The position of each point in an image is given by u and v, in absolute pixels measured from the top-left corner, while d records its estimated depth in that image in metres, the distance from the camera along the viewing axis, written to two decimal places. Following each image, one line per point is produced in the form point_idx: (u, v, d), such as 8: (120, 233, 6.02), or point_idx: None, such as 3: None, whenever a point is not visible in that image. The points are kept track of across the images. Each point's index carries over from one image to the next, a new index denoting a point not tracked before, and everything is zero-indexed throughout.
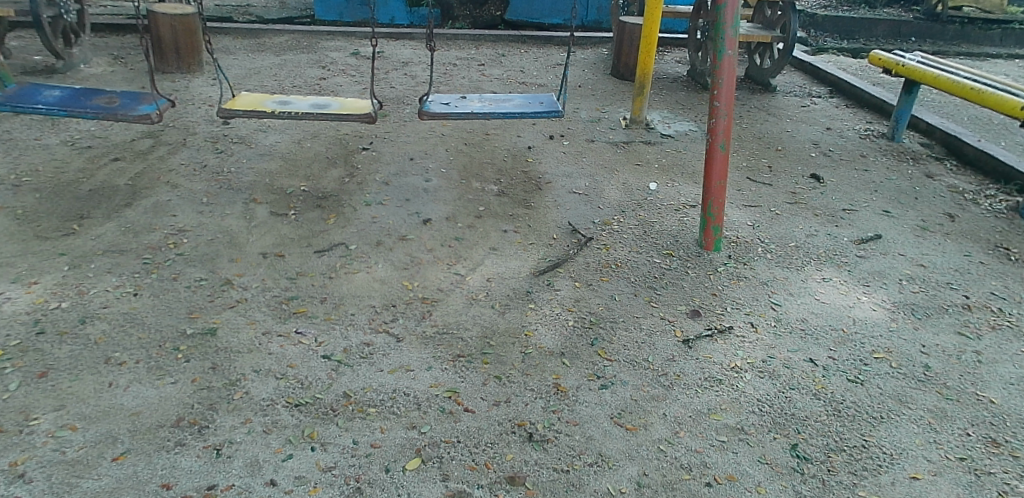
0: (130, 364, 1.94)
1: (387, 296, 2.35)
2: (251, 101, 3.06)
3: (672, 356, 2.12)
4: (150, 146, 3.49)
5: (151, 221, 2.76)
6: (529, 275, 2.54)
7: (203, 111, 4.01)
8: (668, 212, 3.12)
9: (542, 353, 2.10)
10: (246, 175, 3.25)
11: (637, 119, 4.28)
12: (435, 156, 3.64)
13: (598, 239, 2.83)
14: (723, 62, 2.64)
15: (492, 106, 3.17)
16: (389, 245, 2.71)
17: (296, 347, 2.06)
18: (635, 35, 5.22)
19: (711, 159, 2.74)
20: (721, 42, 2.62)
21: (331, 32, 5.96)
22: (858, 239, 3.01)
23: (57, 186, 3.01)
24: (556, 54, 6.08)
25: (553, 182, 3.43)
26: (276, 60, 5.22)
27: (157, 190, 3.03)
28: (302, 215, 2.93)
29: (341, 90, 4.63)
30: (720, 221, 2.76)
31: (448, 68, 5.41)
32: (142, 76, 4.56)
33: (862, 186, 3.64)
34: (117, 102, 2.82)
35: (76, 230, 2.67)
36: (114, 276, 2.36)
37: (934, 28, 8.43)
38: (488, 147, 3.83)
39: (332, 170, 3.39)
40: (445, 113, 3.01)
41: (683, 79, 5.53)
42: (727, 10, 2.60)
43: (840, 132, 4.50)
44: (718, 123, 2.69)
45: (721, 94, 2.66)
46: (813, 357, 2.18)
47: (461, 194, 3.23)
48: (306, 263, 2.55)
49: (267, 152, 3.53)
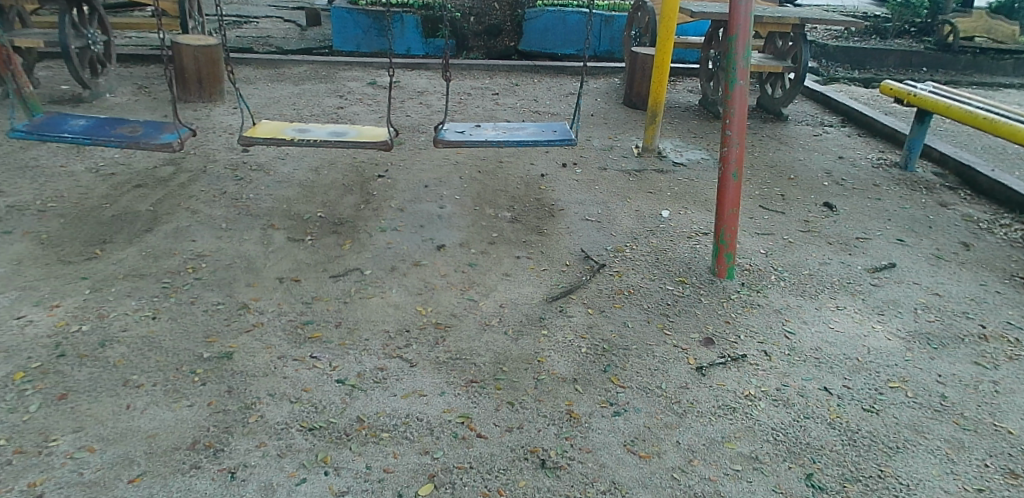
0: (148, 387, 1.96)
1: (401, 321, 2.37)
2: (270, 129, 3.14)
3: (686, 384, 2.12)
4: (171, 173, 3.56)
5: (171, 246, 2.81)
6: (542, 301, 2.55)
7: (223, 139, 4.10)
8: (681, 240, 3.13)
9: (555, 379, 2.10)
10: (265, 201, 3.31)
11: (649, 148, 4.32)
12: (449, 184, 3.68)
13: (611, 266, 2.85)
14: (734, 92, 2.67)
15: (506, 134, 3.22)
16: (404, 271, 2.74)
17: (310, 371, 2.07)
18: (647, 65, 5.30)
19: (723, 187, 2.75)
20: (733, 72, 2.66)
21: (349, 63, 6.09)
22: (872, 268, 3.01)
23: (81, 212, 3.08)
24: (569, 84, 6.16)
25: (566, 209, 3.46)
26: (294, 90, 5.33)
27: (177, 216, 3.09)
28: (319, 240, 2.97)
29: (358, 119, 4.73)
30: (732, 248, 2.76)
31: (463, 97, 5.49)
32: (165, 106, 4.67)
33: (875, 214, 3.64)
34: (141, 130, 2.89)
35: (98, 254, 2.73)
36: (134, 300, 2.40)
37: (946, 58, 8.48)
38: (502, 176, 3.87)
39: (348, 196, 3.44)
40: (459, 141, 3.07)
41: (695, 108, 5.58)
42: (738, 42, 2.64)
43: (853, 161, 4.51)
44: (730, 152, 2.70)
45: (733, 123, 2.68)
46: (828, 386, 2.17)
47: (475, 220, 3.27)
48: (322, 287, 2.58)
49: (285, 179, 3.59)
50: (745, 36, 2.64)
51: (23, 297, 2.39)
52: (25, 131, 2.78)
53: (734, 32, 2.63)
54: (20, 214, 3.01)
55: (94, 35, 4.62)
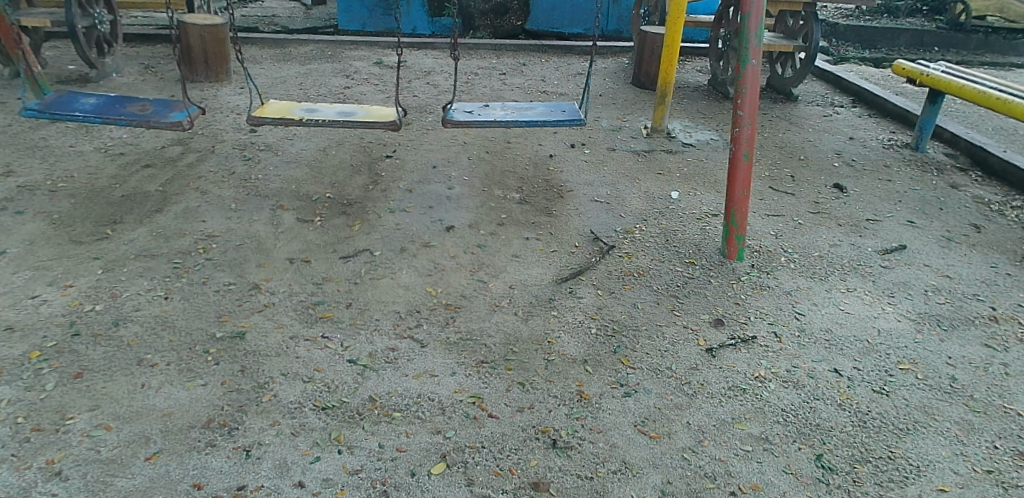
0: (162, 366, 1.98)
1: (411, 302, 2.38)
2: (278, 109, 3.15)
3: (696, 365, 2.12)
4: (179, 153, 3.56)
5: (181, 226, 2.82)
6: (551, 283, 2.56)
7: (230, 119, 4.10)
8: (690, 221, 3.13)
9: (565, 360, 2.11)
10: (274, 182, 3.31)
11: (658, 128, 4.29)
12: (458, 165, 3.68)
13: (620, 247, 2.85)
14: (746, 72, 2.65)
15: (515, 114, 3.20)
16: (413, 252, 2.74)
17: (322, 351, 2.08)
18: (656, 45, 5.27)
19: (734, 168, 2.73)
20: (745, 51, 2.63)
21: (355, 43, 6.05)
22: (883, 250, 3.00)
23: (91, 192, 3.09)
24: (577, 63, 6.11)
25: (574, 190, 3.45)
26: (300, 69, 5.30)
27: (187, 197, 3.10)
28: (328, 222, 2.98)
29: (365, 99, 4.71)
30: (743, 229, 2.75)
31: (470, 77, 5.46)
32: (172, 86, 4.66)
33: (885, 196, 3.62)
34: (150, 109, 2.89)
35: (109, 234, 2.74)
36: (146, 280, 2.41)
37: (957, 38, 8.42)
38: (510, 156, 3.87)
39: (356, 177, 3.46)
40: (469, 121, 3.07)
41: (704, 89, 5.55)
42: (751, 20, 2.61)
43: (863, 142, 4.47)
44: (741, 133, 2.68)
45: (745, 103, 2.66)
46: (838, 367, 2.17)
47: (484, 201, 3.28)
48: (332, 268, 2.59)
49: (293, 160, 3.58)
50: (758, 13, 2.61)
51: (36, 276, 2.41)
52: (36, 110, 2.78)
53: (746, 10, 2.60)
54: (31, 194, 3.02)
55: (101, 15, 4.58)
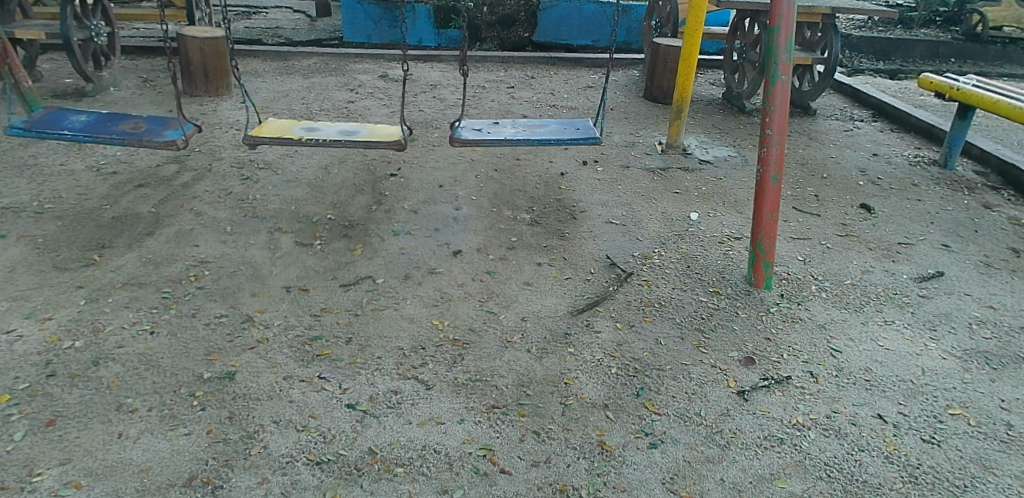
0: (142, 412, 1.80)
1: (416, 337, 2.19)
2: (277, 128, 3.02)
3: (727, 410, 1.94)
4: (174, 172, 3.41)
5: (173, 251, 2.65)
6: (566, 315, 2.38)
7: (229, 136, 3.95)
8: (712, 245, 2.96)
9: (584, 405, 1.92)
10: (272, 202, 3.16)
11: (673, 144, 4.12)
12: (465, 184, 3.52)
13: (639, 275, 2.67)
14: (776, 88, 2.47)
15: (526, 132, 3.05)
16: (418, 279, 2.57)
17: (318, 394, 1.90)
18: (669, 57, 5.12)
19: (762, 191, 2.55)
20: (775, 66, 2.46)
21: (360, 55, 5.91)
22: (919, 277, 2.81)
23: (80, 214, 2.93)
24: (587, 76, 5.96)
25: (588, 211, 3.29)
26: (304, 83, 5.16)
27: (181, 219, 2.94)
28: (329, 245, 2.82)
29: (369, 113, 4.57)
30: (771, 257, 2.58)
31: (477, 90, 5.31)
32: (171, 100, 4.53)
33: (916, 217, 3.44)
34: (143, 127, 2.73)
35: (97, 260, 2.58)
36: (131, 312, 2.25)
37: (974, 49, 8.34)
38: (520, 174, 3.70)
39: (359, 197, 3.31)
40: (478, 140, 2.91)
41: (718, 103, 5.39)
42: (780, 33, 2.44)
43: (888, 158, 4.29)
44: (770, 154, 2.51)
45: (774, 122, 2.50)
46: (882, 413, 1.99)
47: (493, 224, 3.11)
48: (331, 298, 2.42)
49: (293, 178, 3.43)
50: (788, 26, 2.44)
51: (14, 308, 2.25)
52: (22, 127, 2.62)
53: (776, 23, 2.44)
54: (16, 216, 2.87)
55: (98, 27, 4.45)
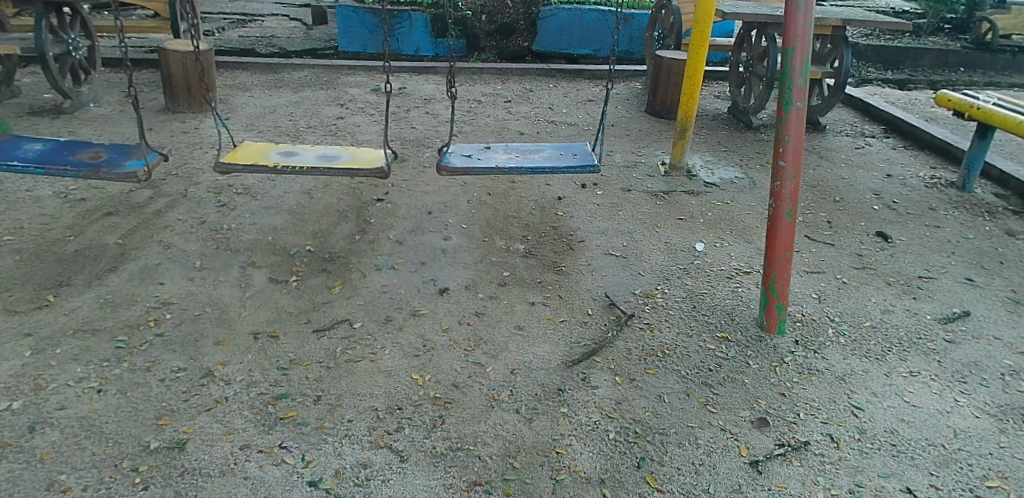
0: (76, 492, 1.60)
1: (392, 395, 1.99)
2: (254, 151, 2.79)
3: (738, 486, 1.73)
4: (147, 198, 3.20)
5: (134, 290, 2.45)
6: (560, 366, 2.17)
7: (209, 156, 3.75)
8: (719, 281, 2.74)
9: (577, 481, 1.72)
10: (248, 232, 2.95)
11: (677, 165, 3.90)
12: (456, 210, 3.31)
13: (641, 317, 2.46)
14: (790, 115, 2.26)
15: (519, 158, 2.84)
16: (399, 323, 2.36)
17: (277, 469, 1.70)
18: (673, 71, 4.91)
19: (775, 227, 2.34)
20: (790, 91, 2.25)
21: (352, 67, 5.72)
22: (944, 318, 2.59)
23: (40, 246, 2.73)
24: (587, 89, 5.76)
25: (586, 240, 3.08)
26: (292, 98, 4.97)
27: (147, 251, 2.73)
28: (305, 282, 2.61)
29: (358, 130, 4.37)
30: (785, 299, 2.36)
31: (473, 105, 5.11)
32: (152, 117, 4.33)
33: (937, 246, 3.22)
34: (103, 157, 2.57)
35: (50, 301, 2.37)
36: (80, 365, 2.04)
37: (984, 58, 8.12)
38: (514, 198, 3.49)
39: (342, 225, 3.10)
40: (466, 168, 2.71)
41: (723, 117, 5.18)
42: (795, 55, 2.24)
43: (903, 179, 4.07)
44: (784, 187, 2.30)
45: (788, 152, 2.29)
46: (912, 486, 1.77)
47: (483, 256, 2.90)
48: (303, 346, 2.21)
49: (273, 204, 3.22)
50: (804, 48, 2.24)
51: None
52: None
53: (791, 45, 2.24)
54: None
55: (75, 40, 4.25)
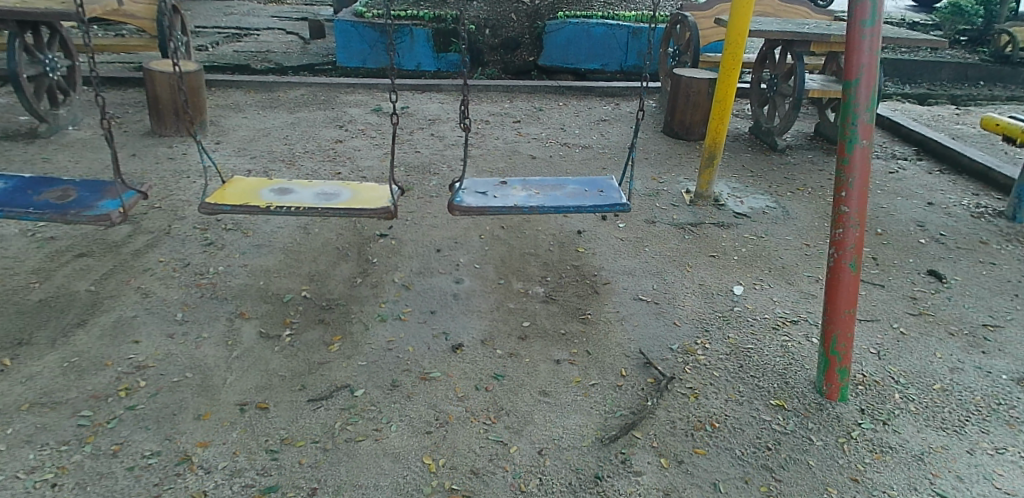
0: None
1: (400, 487, 1.70)
2: (245, 187, 2.50)
3: None
4: (127, 236, 2.93)
5: (105, 351, 2.17)
6: (595, 444, 1.88)
7: (197, 186, 3.47)
8: (765, 332, 2.45)
9: None
10: (237, 276, 2.67)
11: (703, 194, 3.62)
12: (467, 246, 3.02)
13: (682, 379, 2.17)
14: (854, 155, 1.97)
15: (540, 196, 2.56)
16: (407, 388, 2.07)
17: None
18: (692, 90, 4.64)
19: (836, 281, 2.04)
20: (853, 127, 1.96)
21: (352, 85, 5.45)
22: (1023, 378, 2.30)
23: (3, 295, 2.45)
24: (599, 108, 5.49)
25: (612, 282, 2.79)
26: (289, 119, 4.69)
27: (123, 301, 2.45)
28: (300, 337, 2.32)
29: (359, 155, 4.09)
30: (847, 362, 2.08)
31: (480, 126, 4.84)
32: (138, 142, 4.07)
33: (997, 287, 2.93)
34: (73, 196, 2.34)
35: (8, 364, 2.09)
36: (34, 450, 1.76)
37: (1004, 71, 7.86)
38: (530, 232, 3.20)
39: (341, 266, 2.81)
40: (482, 207, 2.42)
41: (744, 138, 4.91)
42: (860, 87, 1.94)
43: (945, 208, 3.79)
44: (847, 236, 2.01)
45: (852, 196, 1.99)
46: None
47: (499, 302, 2.61)
48: (296, 421, 1.92)
49: (265, 243, 2.94)
50: (870, 79, 1.94)
51: None
52: None
53: (854, 75, 1.94)
54: None
55: (53, 60, 4.00)
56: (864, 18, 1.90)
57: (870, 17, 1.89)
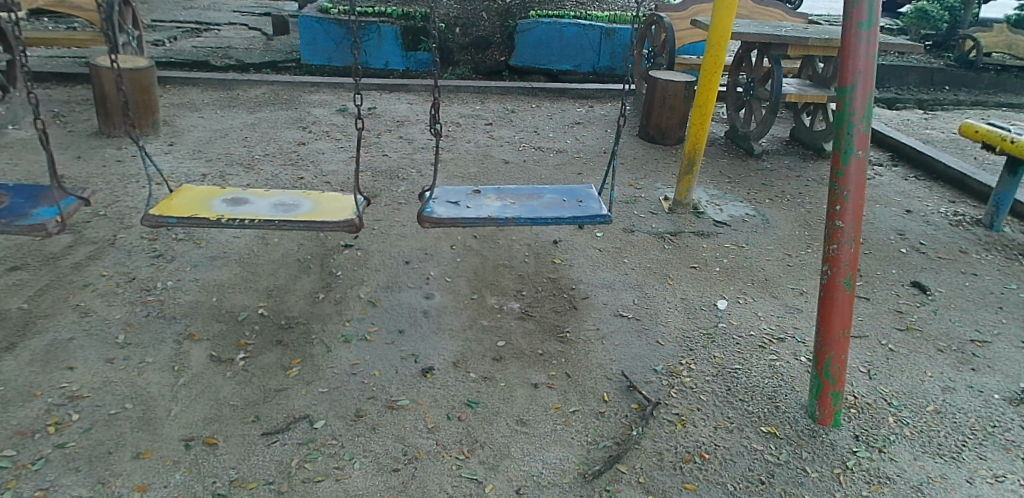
0: None
1: None
2: (194, 197, 2.30)
3: None
4: (66, 247, 2.70)
5: (34, 379, 1.96)
6: (577, 481, 1.74)
7: (146, 192, 3.24)
8: (752, 351, 2.33)
9: None
10: (187, 292, 2.46)
11: (682, 201, 3.50)
12: (437, 258, 2.85)
13: (669, 404, 2.04)
14: (850, 167, 1.85)
15: (516, 207, 2.41)
16: (373, 419, 1.90)
17: None
18: (668, 93, 4.54)
19: (830, 300, 1.93)
20: (849, 138, 1.84)
21: (316, 84, 5.23)
22: (1015, 398, 2.22)
23: None
24: (572, 110, 5.36)
25: (591, 297, 2.65)
26: (249, 119, 4.46)
27: (58, 321, 2.24)
28: (255, 360, 2.14)
29: (322, 159, 3.89)
30: (841, 385, 1.97)
31: (451, 128, 4.67)
32: (84, 142, 3.81)
33: (981, 299, 2.87)
34: (7, 203, 2.25)
35: None
36: None
37: (968, 76, 7.95)
38: (504, 242, 3.04)
39: (302, 280, 2.62)
40: (454, 218, 2.26)
41: (720, 142, 4.83)
42: (856, 95, 1.82)
43: (924, 216, 3.74)
44: (841, 252, 1.89)
45: (847, 211, 1.87)
46: None
47: (472, 319, 2.45)
48: (247, 458, 1.74)
49: (219, 254, 2.73)
50: (867, 86, 1.82)
51: None
52: None
53: (850, 82, 1.82)
54: None
55: None
56: (861, 21, 1.78)
57: (866, 21, 1.77)
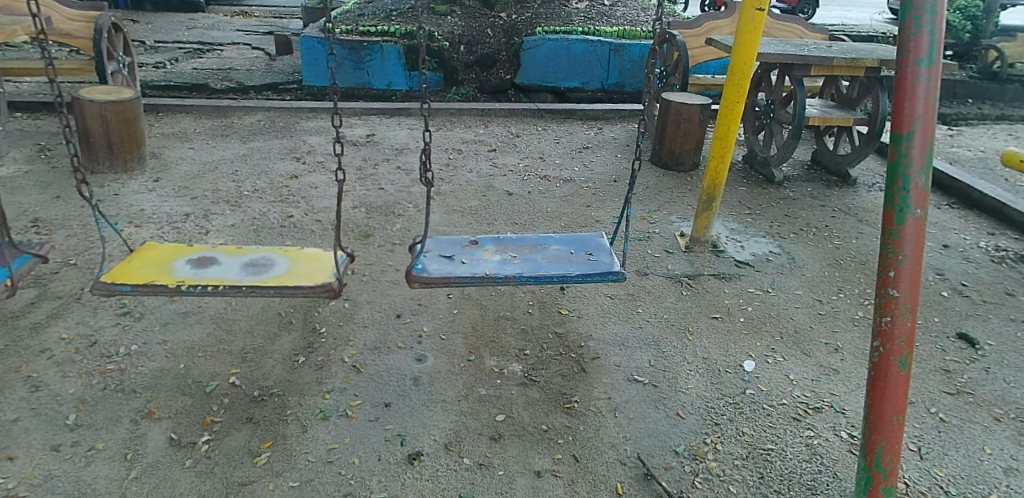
0: None
1: None
2: (155, 259, 2.06)
3: None
4: (28, 303, 2.47)
5: None
6: None
7: (122, 236, 3.02)
8: (785, 424, 2.06)
9: None
10: (154, 357, 2.22)
11: (700, 239, 3.23)
12: (432, 310, 2.60)
13: None
14: (906, 227, 1.57)
15: (517, 262, 2.15)
16: None
17: None
18: (682, 117, 4.27)
19: (881, 382, 1.65)
20: (904, 193, 1.56)
21: (314, 109, 5.01)
22: None
23: None
24: (581, 133, 5.11)
25: (601, 356, 2.38)
26: (241, 149, 4.25)
27: (6, 395, 2.01)
28: (220, 444, 1.89)
29: (315, 193, 3.65)
30: (893, 479, 1.69)
31: (452, 156, 4.43)
32: (65, 179, 3.61)
33: None
34: None
35: None
36: None
37: (991, 89, 7.63)
38: (506, 289, 2.78)
39: (282, 339, 2.37)
40: (446, 276, 2.00)
41: (738, 167, 4.55)
42: (914, 143, 1.55)
43: (962, 251, 3.44)
44: (896, 326, 1.61)
45: (903, 278, 1.59)
46: None
47: (469, 386, 2.19)
48: None
49: (194, 309, 2.49)
50: (926, 133, 1.55)
51: None
52: None
53: (906, 128, 1.55)
54: None
55: None
56: (920, 57, 1.51)
57: (926, 56, 1.51)
